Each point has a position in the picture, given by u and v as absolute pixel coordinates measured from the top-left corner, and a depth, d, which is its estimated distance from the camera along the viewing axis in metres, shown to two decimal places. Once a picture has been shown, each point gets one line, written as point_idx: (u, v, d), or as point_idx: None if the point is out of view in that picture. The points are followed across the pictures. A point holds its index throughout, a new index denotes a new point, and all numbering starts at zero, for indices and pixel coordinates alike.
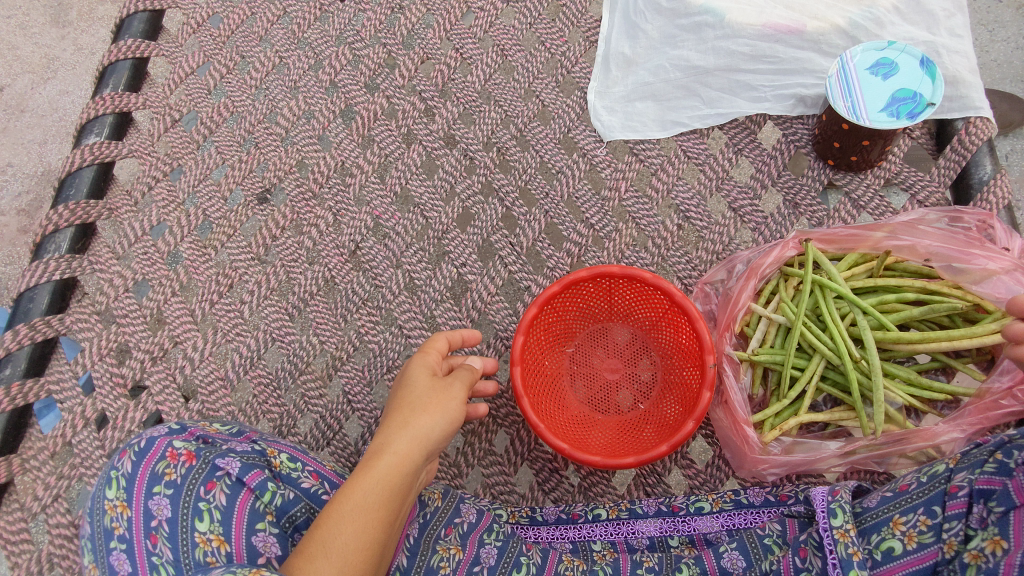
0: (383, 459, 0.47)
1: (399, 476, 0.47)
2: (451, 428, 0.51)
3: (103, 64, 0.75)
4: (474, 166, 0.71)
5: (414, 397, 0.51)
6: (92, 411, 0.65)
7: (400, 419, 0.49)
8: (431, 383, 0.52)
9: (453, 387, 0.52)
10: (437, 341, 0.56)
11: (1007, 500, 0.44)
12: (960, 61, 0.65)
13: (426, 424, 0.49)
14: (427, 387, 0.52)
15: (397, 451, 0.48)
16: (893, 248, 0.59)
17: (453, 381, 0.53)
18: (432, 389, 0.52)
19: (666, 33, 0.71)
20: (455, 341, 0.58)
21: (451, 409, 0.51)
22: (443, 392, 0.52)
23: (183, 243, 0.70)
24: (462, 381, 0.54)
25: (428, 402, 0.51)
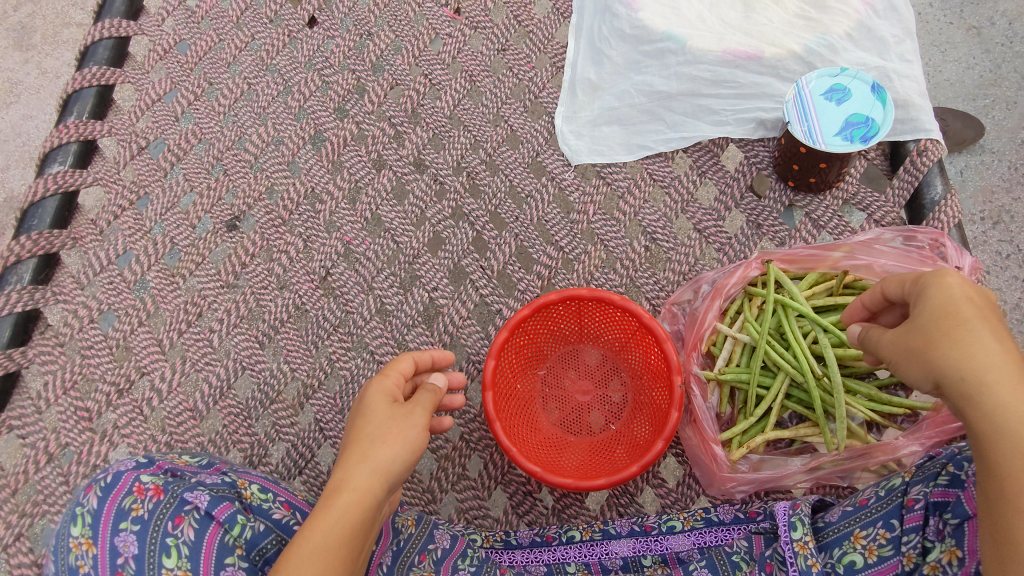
0: (344, 496, 0.46)
1: (360, 512, 0.46)
2: (413, 456, 0.50)
3: (68, 91, 0.75)
4: (443, 191, 0.72)
5: (373, 427, 0.50)
6: (56, 446, 0.64)
7: (359, 453, 0.48)
8: (390, 411, 0.52)
9: (414, 414, 0.52)
10: (402, 363, 0.57)
11: (961, 512, 0.45)
12: (911, 85, 0.68)
13: (387, 456, 0.48)
14: (386, 416, 0.51)
15: (357, 486, 0.47)
16: (851, 268, 0.61)
17: (414, 407, 0.53)
18: (392, 418, 0.51)
19: (630, 58, 0.73)
20: (421, 360, 0.59)
21: (412, 439, 0.50)
22: (403, 421, 0.51)
23: (149, 272, 0.69)
24: (424, 406, 0.53)
25: (388, 432, 0.50)
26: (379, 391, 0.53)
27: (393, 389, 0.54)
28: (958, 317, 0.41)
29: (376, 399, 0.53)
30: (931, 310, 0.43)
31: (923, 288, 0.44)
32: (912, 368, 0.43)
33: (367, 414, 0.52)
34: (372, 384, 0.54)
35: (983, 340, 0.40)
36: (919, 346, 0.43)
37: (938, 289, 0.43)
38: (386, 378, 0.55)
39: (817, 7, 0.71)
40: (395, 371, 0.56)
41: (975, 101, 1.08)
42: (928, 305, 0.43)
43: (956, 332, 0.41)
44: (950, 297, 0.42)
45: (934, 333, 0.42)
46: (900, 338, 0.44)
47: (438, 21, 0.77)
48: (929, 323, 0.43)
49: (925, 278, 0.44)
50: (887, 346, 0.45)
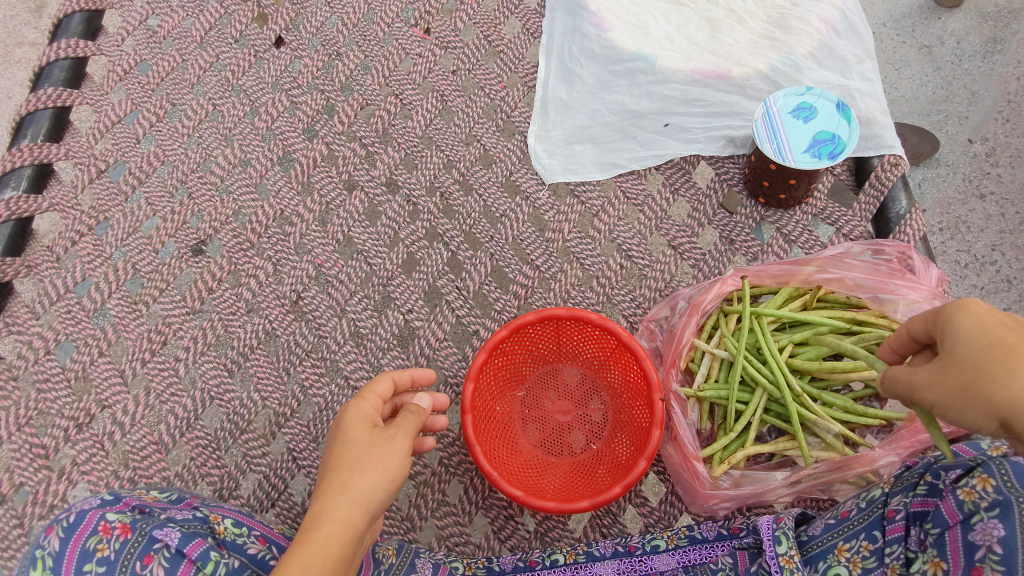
0: (322, 528, 0.44)
1: (340, 546, 0.45)
2: (394, 485, 0.49)
3: (21, 114, 0.72)
4: (417, 212, 0.71)
5: (354, 454, 0.48)
6: (10, 486, 0.61)
7: (339, 482, 0.47)
8: (371, 436, 0.50)
9: (397, 440, 0.50)
10: (380, 385, 0.55)
11: (941, 521, 0.46)
12: (872, 102, 0.70)
13: (368, 487, 0.47)
14: (367, 442, 0.49)
15: (337, 518, 0.45)
16: (824, 281, 0.62)
17: (396, 431, 0.51)
18: (373, 444, 0.49)
19: (601, 78, 0.74)
20: (400, 380, 0.57)
21: (395, 466, 0.49)
22: (386, 447, 0.49)
23: (110, 300, 0.67)
24: (406, 429, 0.51)
25: (368, 460, 0.48)
26: (356, 416, 0.51)
27: (371, 414, 0.52)
28: (1005, 344, 0.37)
29: (354, 425, 0.51)
30: (971, 342, 0.38)
31: (944, 321, 0.40)
32: (966, 405, 0.38)
33: (346, 440, 0.50)
34: (350, 409, 0.52)
35: None
36: (970, 380, 0.37)
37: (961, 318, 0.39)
38: (363, 402, 0.52)
39: (781, 28, 0.73)
40: (374, 394, 0.54)
41: (929, 117, 1.12)
42: (961, 337, 0.38)
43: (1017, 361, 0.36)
44: (985, 325, 0.38)
45: (987, 366, 0.37)
46: (943, 378, 0.39)
47: (408, 41, 0.77)
48: (974, 357, 0.38)
49: (942, 310, 0.40)
50: (925, 386, 0.40)
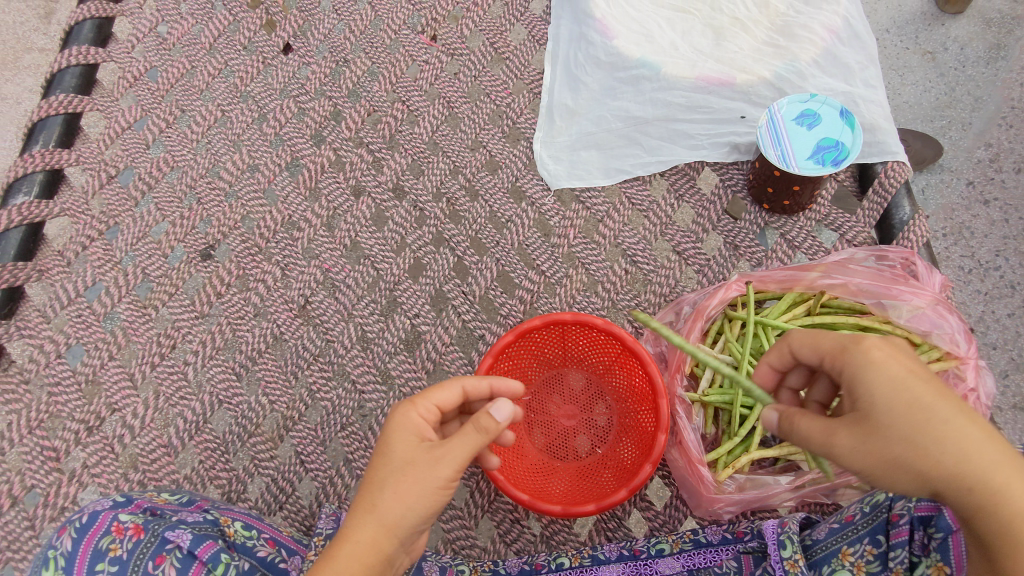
0: (345, 547, 0.44)
1: (361, 568, 0.44)
2: (429, 510, 0.46)
3: (33, 120, 0.73)
4: (423, 218, 0.71)
5: (388, 472, 0.46)
6: (21, 489, 0.61)
7: (369, 502, 0.46)
8: (412, 454, 0.47)
9: (439, 462, 0.46)
10: (443, 392, 0.51)
11: (944, 525, 0.46)
12: (875, 109, 0.70)
13: (395, 511, 0.45)
14: (407, 459, 0.46)
15: (359, 539, 0.45)
16: (827, 287, 0.62)
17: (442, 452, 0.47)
18: (411, 464, 0.46)
19: (606, 85, 0.75)
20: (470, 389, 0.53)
21: (430, 491, 0.46)
22: (423, 470, 0.46)
23: (120, 304, 0.67)
24: (452, 453, 0.47)
25: (404, 480, 0.46)
26: (405, 425, 0.48)
27: (421, 425, 0.49)
28: (920, 410, 0.42)
29: (399, 435, 0.48)
30: (894, 410, 0.43)
31: (861, 380, 0.44)
32: (896, 474, 0.42)
33: (387, 451, 0.47)
34: (398, 414, 0.49)
35: (935, 404, 0.42)
36: (901, 455, 0.42)
37: (868, 367, 0.44)
38: (415, 410, 0.49)
39: (785, 35, 0.73)
40: (430, 401, 0.50)
41: (932, 123, 1.12)
42: (885, 404, 0.43)
43: (943, 434, 0.41)
44: (906, 390, 0.43)
45: (915, 438, 0.42)
46: (875, 447, 0.43)
47: (415, 48, 0.77)
48: (899, 429, 0.42)
49: (854, 367, 0.45)
50: (854, 452, 0.44)
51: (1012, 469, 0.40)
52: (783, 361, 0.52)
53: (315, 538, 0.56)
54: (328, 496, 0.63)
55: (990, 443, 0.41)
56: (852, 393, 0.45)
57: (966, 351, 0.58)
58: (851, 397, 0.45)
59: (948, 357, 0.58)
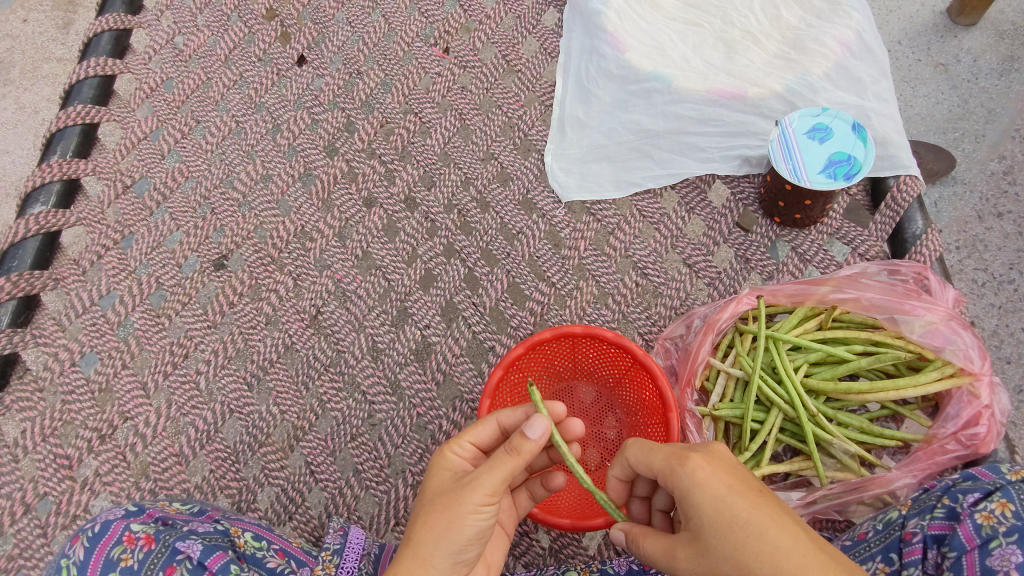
0: None
1: None
2: (463, 536, 0.45)
3: (51, 130, 0.74)
4: (435, 229, 0.72)
5: (423, 506, 0.47)
6: (34, 496, 0.62)
7: (405, 536, 0.46)
8: (446, 488, 0.48)
9: (468, 489, 0.46)
10: (479, 428, 0.51)
11: (958, 544, 0.46)
12: (888, 123, 0.70)
13: (426, 539, 0.45)
14: (440, 492, 0.48)
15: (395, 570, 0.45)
16: (839, 301, 0.62)
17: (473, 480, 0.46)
18: (443, 496, 0.47)
19: (618, 98, 0.75)
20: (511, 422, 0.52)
21: (459, 517, 0.45)
22: (454, 498, 0.46)
23: (133, 313, 0.68)
24: (482, 478, 0.46)
25: (432, 511, 0.46)
26: (440, 464, 0.50)
27: (456, 461, 0.50)
28: (737, 533, 0.41)
29: (436, 473, 0.50)
30: (714, 533, 0.41)
31: (684, 498, 0.43)
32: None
33: (426, 489, 0.49)
34: (435, 454, 0.51)
35: (750, 528, 0.40)
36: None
37: (687, 483, 0.43)
38: (450, 446, 0.51)
39: (797, 49, 0.74)
40: (468, 437, 0.52)
41: (945, 135, 1.12)
42: (704, 526, 0.42)
43: (751, 557, 0.40)
44: (713, 511, 0.42)
45: (745, 561, 0.40)
46: (704, 569, 0.42)
47: (427, 60, 0.78)
48: (722, 552, 0.41)
49: (678, 485, 0.44)
50: (695, 572, 0.43)
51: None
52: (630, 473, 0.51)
53: (324, 553, 0.55)
54: (337, 507, 0.63)
55: (807, 562, 0.39)
56: (683, 512, 0.44)
57: (980, 368, 0.57)
58: (683, 515, 0.44)
59: (962, 373, 0.57)
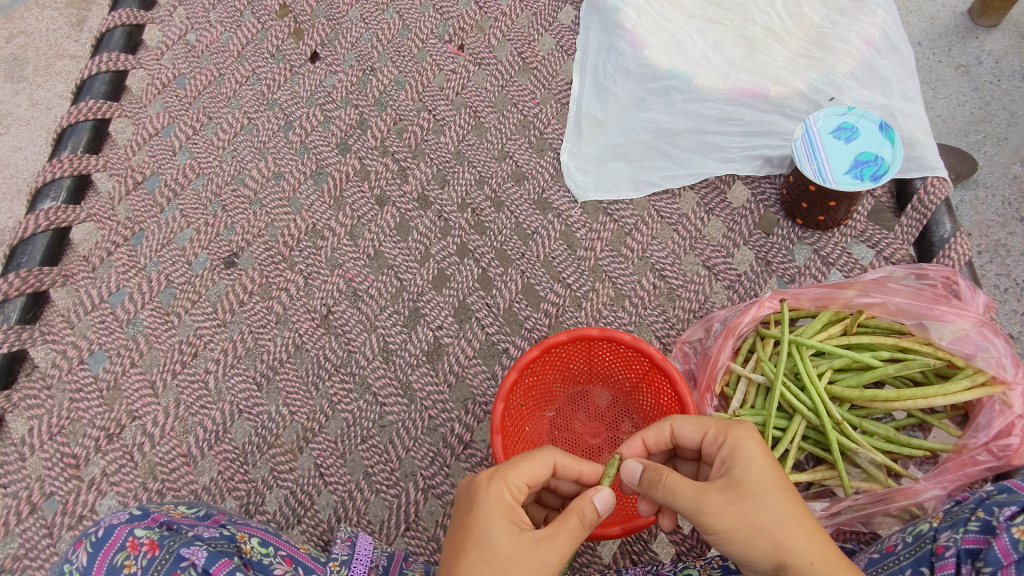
0: None
1: None
2: None
3: (62, 126, 0.73)
4: (448, 228, 0.70)
5: (487, 564, 0.44)
6: (40, 496, 0.61)
7: None
8: (513, 547, 0.45)
9: (543, 560, 0.44)
10: (536, 470, 0.48)
11: (994, 560, 0.44)
12: (915, 123, 0.68)
13: None
14: (501, 549, 0.44)
15: None
16: (865, 306, 0.60)
17: (547, 549, 0.45)
18: (513, 560, 0.44)
19: (636, 96, 0.73)
20: (563, 466, 0.50)
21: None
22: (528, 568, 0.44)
23: (143, 310, 0.67)
24: (557, 550, 0.45)
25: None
26: (497, 506, 0.46)
27: (512, 506, 0.47)
28: (788, 492, 0.45)
29: (493, 517, 0.46)
30: (764, 482, 0.45)
31: (738, 450, 0.47)
32: (752, 543, 0.43)
33: (478, 534, 0.45)
34: (489, 494, 0.46)
35: (794, 496, 0.45)
36: (765, 523, 0.43)
37: (746, 437, 0.47)
38: (506, 489, 0.47)
39: (820, 47, 0.72)
40: (523, 479, 0.48)
41: (966, 137, 1.10)
42: (755, 474, 0.45)
43: (793, 513, 0.44)
44: (767, 466, 0.45)
45: (784, 515, 0.43)
46: (738, 511, 0.44)
47: (442, 57, 0.77)
48: (767, 499, 0.44)
49: (738, 437, 0.47)
50: (723, 514, 0.44)
51: (826, 559, 0.42)
52: (659, 440, 0.52)
53: (332, 563, 0.55)
54: (346, 512, 0.62)
55: (824, 537, 0.44)
56: (728, 463, 0.47)
57: (1014, 376, 0.55)
58: (727, 463, 0.47)
59: (994, 382, 0.55)
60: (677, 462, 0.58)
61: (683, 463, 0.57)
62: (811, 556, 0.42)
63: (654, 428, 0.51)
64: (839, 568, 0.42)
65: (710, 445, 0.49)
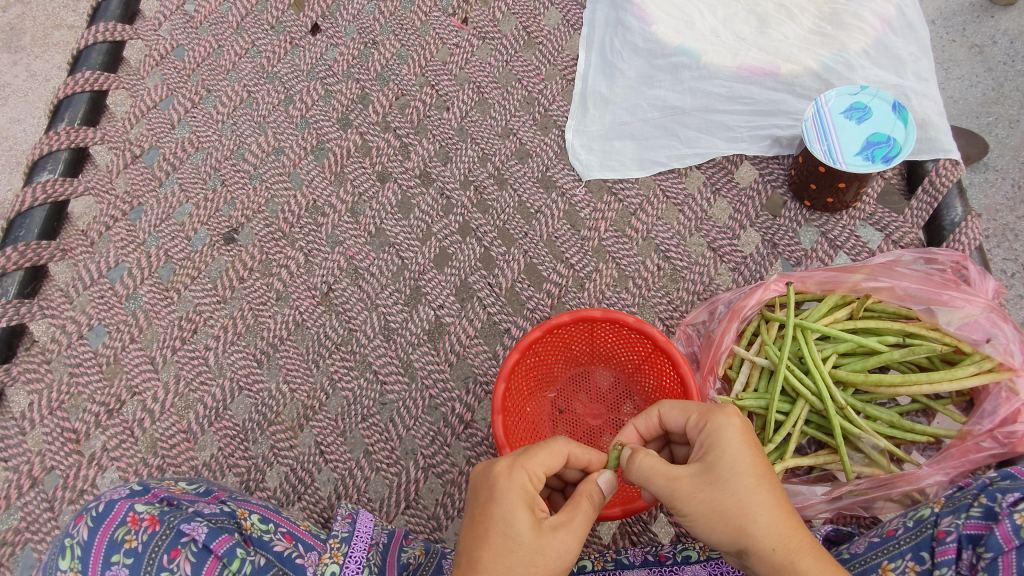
0: None
1: None
2: None
3: (59, 97, 0.72)
4: (451, 206, 0.69)
5: (512, 558, 0.43)
6: (41, 470, 0.61)
7: None
8: (536, 538, 0.44)
9: (564, 546, 0.44)
10: (555, 457, 0.47)
11: (995, 546, 0.44)
12: (928, 104, 0.67)
13: None
14: (525, 537, 0.44)
15: None
16: (872, 290, 0.59)
17: (569, 535, 0.44)
18: (541, 549, 0.43)
19: (643, 72, 0.72)
20: (576, 456, 0.49)
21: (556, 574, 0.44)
22: (553, 555, 0.43)
23: (143, 286, 0.67)
24: (577, 535, 0.45)
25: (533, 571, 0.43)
26: (520, 496, 0.45)
27: (533, 495, 0.45)
28: (759, 478, 0.44)
29: (515, 507, 0.44)
30: (736, 468, 0.44)
31: (714, 435, 0.45)
32: (716, 527, 0.44)
33: (499, 523, 0.44)
34: (511, 484, 0.45)
35: (764, 483, 0.44)
36: (729, 510, 0.43)
37: (723, 422, 0.46)
38: (527, 479, 0.45)
39: (833, 24, 0.70)
40: (541, 469, 0.46)
41: (978, 119, 1.07)
42: (727, 460, 0.44)
43: (760, 500, 0.43)
44: (741, 453, 0.44)
45: (750, 502, 0.43)
46: (705, 497, 0.44)
47: (445, 31, 0.75)
48: (735, 485, 0.43)
49: (717, 422, 0.46)
50: (690, 500, 0.44)
51: (788, 546, 0.42)
52: (650, 427, 0.52)
53: (332, 540, 0.53)
54: (346, 489, 0.62)
55: (792, 523, 0.43)
56: (704, 447, 0.46)
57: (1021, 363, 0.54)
58: (703, 448, 0.46)
59: (1001, 368, 0.55)
60: (671, 448, 0.57)
61: (677, 447, 0.56)
62: (773, 541, 0.42)
63: (643, 416, 0.51)
64: (802, 554, 0.42)
65: (692, 429, 0.48)
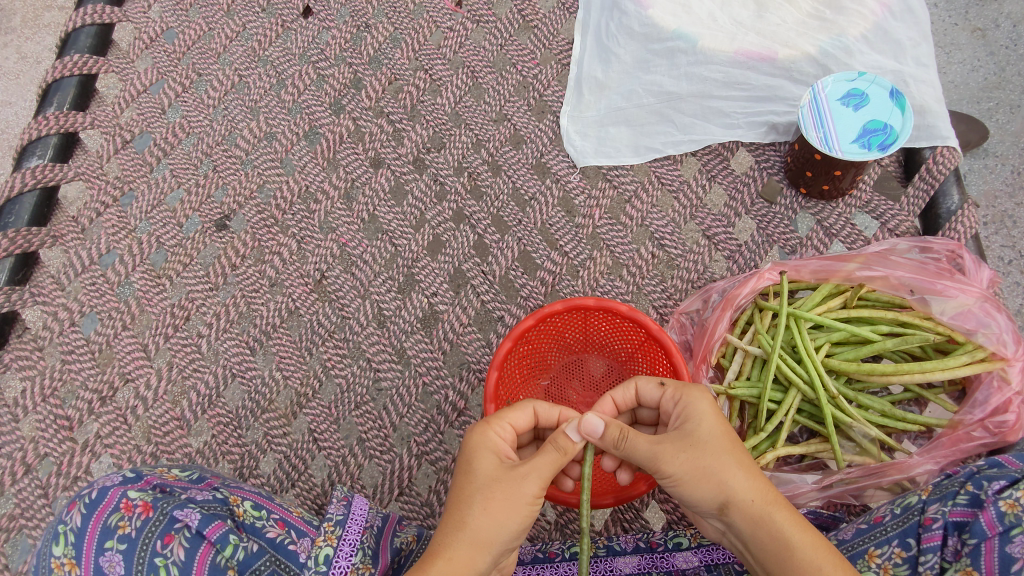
0: (436, 562, 0.42)
1: None
2: (520, 530, 0.44)
3: (47, 81, 0.71)
4: (444, 192, 0.69)
5: (475, 488, 0.44)
6: (34, 457, 0.61)
7: (457, 518, 0.43)
8: (498, 473, 0.45)
9: (526, 481, 0.44)
10: (516, 412, 0.49)
11: (980, 533, 0.45)
12: (927, 90, 0.66)
13: (487, 527, 0.43)
14: (493, 477, 0.45)
15: (450, 557, 0.42)
16: (866, 280, 0.59)
17: (526, 470, 0.44)
18: (500, 479, 0.44)
19: (639, 57, 0.71)
20: (542, 414, 0.51)
21: (519, 507, 0.44)
22: (513, 485, 0.44)
23: (134, 273, 0.66)
24: (541, 472, 0.45)
25: (492, 497, 0.43)
26: (486, 442, 0.46)
27: (500, 443, 0.47)
28: (733, 441, 0.45)
29: (479, 449, 0.46)
30: (714, 432, 0.45)
31: (690, 407, 0.46)
32: (701, 487, 0.44)
33: (471, 471, 0.45)
34: (474, 433, 0.47)
35: (738, 444, 0.45)
36: (711, 467, 0.44)
37: (697, 393, 0.47)
38: (492, 429, 0.47)
39: (832, 8, 0.70)
40: (506, 420, 0.48)
41: (978, 104, 1.06)
42: (705, 426, 0.45)
43: (737, 458, 0.44)
44: (716, 420, 0.46)
45: (729, 460, 0.44)
46: (690, 458, 0.44)
47: (439, 14, 0.74)
48: (714, 446, 0.44)
49: (690, 395, 0.47)
50: (675, 461, 0.44)
51: (764, 498, 0.44)
52: (626, 400, 0.52)
53: (326, 523, 0.51)
54: (340, 476, 0.62)
55: (764, 479, 0.45)
56: (680, 418, 0.47)
57: (1014, 352, 0.54)
58: (681, 418, 0.46)
59: (994, 357, 0.55)
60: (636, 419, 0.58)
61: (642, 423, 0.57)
62: (751, 494, 0.44)
63: (620, 388, 0.51)
64: (776, 506, 0.44)
65: (667, 403, 0.49)
